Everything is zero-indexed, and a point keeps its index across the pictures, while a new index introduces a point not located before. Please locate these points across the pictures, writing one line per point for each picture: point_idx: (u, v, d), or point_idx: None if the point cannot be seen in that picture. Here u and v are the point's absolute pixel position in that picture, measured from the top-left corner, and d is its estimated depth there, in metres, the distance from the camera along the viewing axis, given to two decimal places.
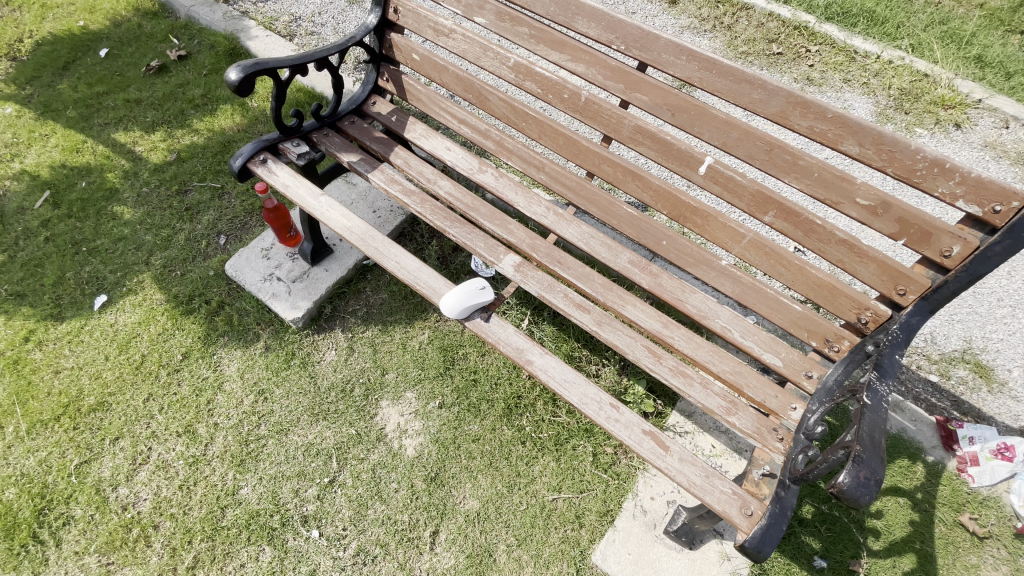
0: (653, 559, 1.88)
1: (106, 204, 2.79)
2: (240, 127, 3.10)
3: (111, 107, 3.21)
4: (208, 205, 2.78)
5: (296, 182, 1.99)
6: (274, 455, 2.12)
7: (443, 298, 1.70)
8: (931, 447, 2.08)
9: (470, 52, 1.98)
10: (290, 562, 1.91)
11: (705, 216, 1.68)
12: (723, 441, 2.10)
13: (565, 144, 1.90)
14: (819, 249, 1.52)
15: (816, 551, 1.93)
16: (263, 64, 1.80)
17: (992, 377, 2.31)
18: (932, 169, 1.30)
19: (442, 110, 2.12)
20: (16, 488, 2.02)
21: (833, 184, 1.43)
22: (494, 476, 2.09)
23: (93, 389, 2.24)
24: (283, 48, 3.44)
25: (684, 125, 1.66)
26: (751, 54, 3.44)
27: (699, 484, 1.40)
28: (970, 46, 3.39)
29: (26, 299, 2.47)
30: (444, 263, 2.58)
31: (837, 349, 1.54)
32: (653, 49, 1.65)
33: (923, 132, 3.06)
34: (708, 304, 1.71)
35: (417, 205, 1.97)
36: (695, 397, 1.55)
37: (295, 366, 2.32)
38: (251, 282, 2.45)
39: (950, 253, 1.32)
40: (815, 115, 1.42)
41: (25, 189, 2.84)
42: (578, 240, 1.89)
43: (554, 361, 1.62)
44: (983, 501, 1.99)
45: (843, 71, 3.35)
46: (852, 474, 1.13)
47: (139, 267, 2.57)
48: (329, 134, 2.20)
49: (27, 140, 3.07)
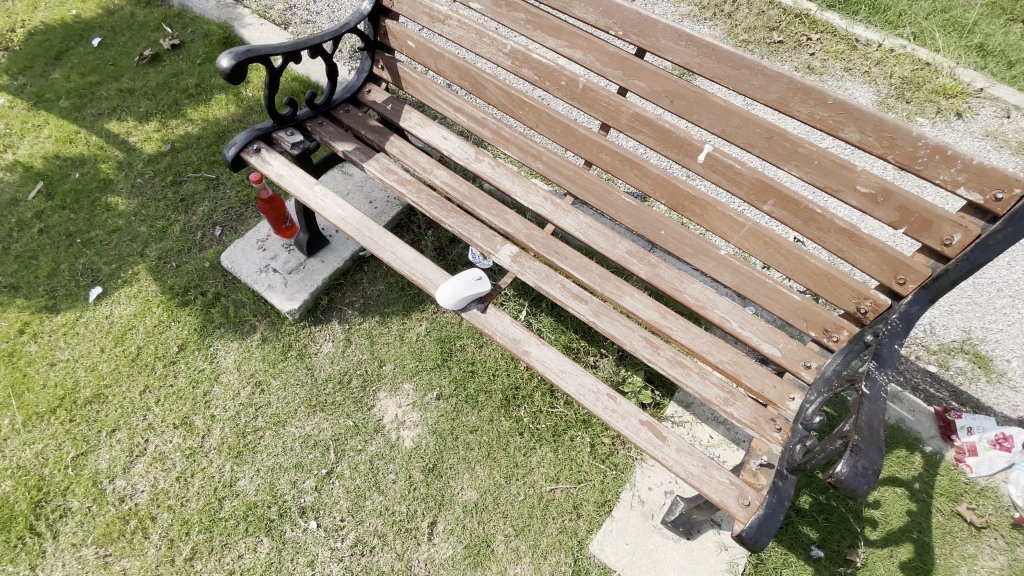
0: (650, 549, 1.88)
1: (100, 195, 2.76)
2: (234, 117, 3.06)
3: (104, 97, 3.18)
4: (203, 196, 2.76)
5: (290, 171, 1.97)
6: (271, 447, 2.11)
7: (439, 289, 1.68)
8: (929, 437, 2.08)
9: (466, 38, 1.95)
10: (288, 553, 1.91)
11: (704, 205, 1.67)
12: (721, 431, 2.10)
13: (563, 133, 1.88)
14: (818, 238, 1.51)
15: (813, 540, 1.94)
16: (255, 50, 1.77)
17: (991, 367, 2.31)
18: (934, 156, 1.28)
19: (438, 98, 2.09)
20: (13, 480, 2.01)
21: (833, 171, 1.41)
22: (493, 466, 2.09)
23: (90, 381, 2.23)
24: (277, 37, 3.40)
25: (683, 113, 1.63)
26: (752, 42, 3.40)
27: (696, 474, 1.39)
28: (973, 34, 3.35)
29: (21, 291, 2.45)
30: (442, 254, 2.56)
31: (836, 339, 1.53)
32: (652, 34, 1.63)
33: (924, 121, 3.03)
34: (706, 294, 1.70)
35: (414, 194, 1.95)
36: (692, 387, 1.54)
37: (291, 358, 2.31)
38: (247, 274, 2.43)
39: (951, 241, 1.30)
40: (815, 101, 1.40)
41: (18, 180, 2.82)
42: (575, 229, 1.87)
43: (551, 352, 1.61)
44: (981, 492, 1.99)
45: (845, 59, 3.32)
46: (850, 464, 1.12)
47: (134, 259, 2.55)
48: (324, 123, 2.18)
49: (20, 131, 3.03)
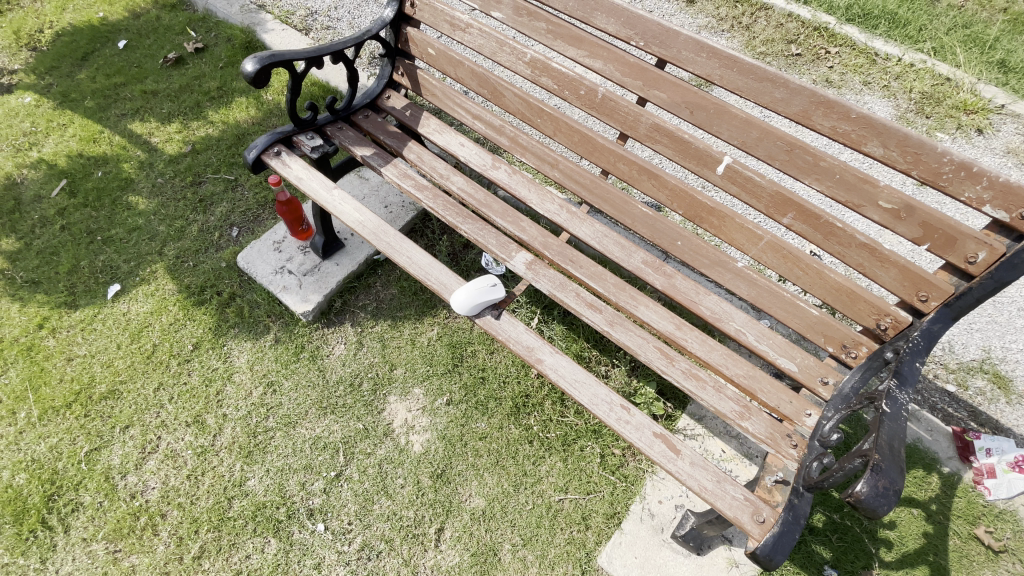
0: (659, 563, 1.86)
1: (122, 194, 2.81)
2: (254, 119, 3.11)
3: (128, 98, 3.24)
4: (222, 197, 2.79)
5: (309, 174, 1.99)
6: (281, 448, 2.12)
7: (453, 295, 1.69)
8: (947, 458, 2.03)
9: (486, 47, 1.96)
10: (295, 555, 1.91)
11: (722, 216, 1.66)
12: (734, 445, 2.07)
13: (580, 142, 1.88)
14: (838, 253, 1.49)
15: (827, 560, 1.90)
16: (279, 56, 1.79)
17: (1011, 388, 2.26)
18: (959, 172, 1.26)
19: (456, 105, 2.11)
20: (27, 473, 2.04)
21: (855, 186, 1.40)
22: (501, 474, 2.08)
23: (105, 376, 2.26)
24: (299, 43, 3.45)
25: (703, 124, 1.63)
26: (769, 55, 3.39)
27: (710, 489, 1.38)
28: (995, 50, 3.31)
29: (41, 287, 2.50)
30: (455, 259, 2.57)
31: (855, 356, 1.51)
32: (673, 45, 1.63)
33: (944, 136, 3.00)
34: (722, 306, 1.68)
35: (430, 200, 1.96)
36: (707, 400, 1.53)
37: (304, 359, 2.32)
38: (263, 275, 2.45)
39: (976, 259, 1.28)
40: (838, 115, 1.39)
41: (42, 177, 2.87)
42: (590, 238, 1.86)
43: (564, 360, 1.60)
44: (999, 515, 1.94)
45: (863, 73, 3.30)
46: (870, 484, 1.10)
47: (152, 257, 2.59)
48: (343, 128, 2.21)
49: (45, 130, 3.10)
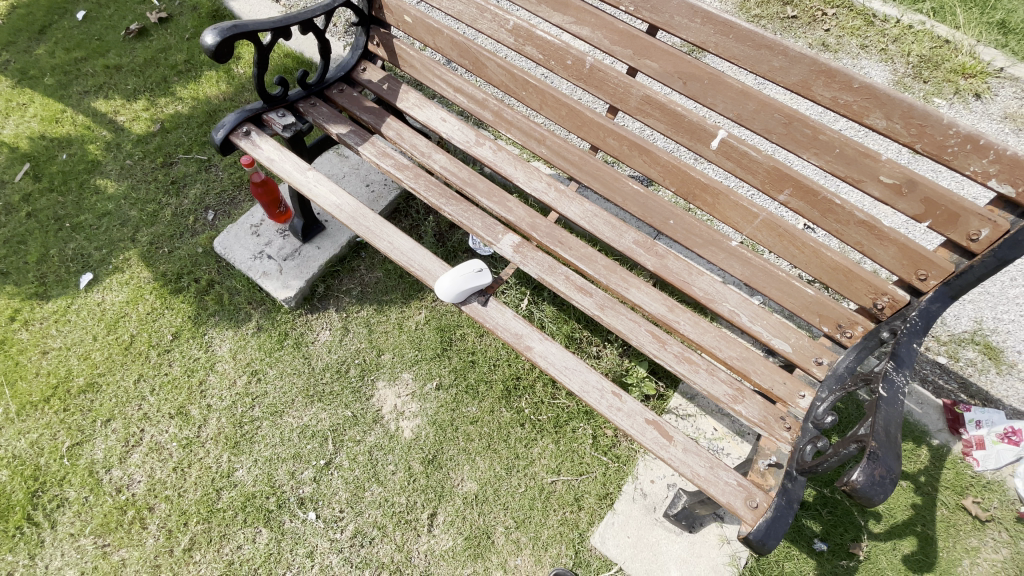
0: (652, 542, 1.86)
1: (89, 177, 2.68)
2: (226, 95, 2.95)
3: (91, 74, 3.06)
4: (195, 178, 2.68)
5: (281, 155, 1.88)
6: (269, 438, 2.08)
7: (438, 281, 1.62)
8: (936, 430, 2.05)
9: (466, 14, 1.85)
10: (287, 543, 1.90)
11: (716, 194, 1.59)
12: (725, 423, 2.07)
13: (568, 116, 1.79)
14: (836, 230, 1.44)
15: (816, 534, 1.92)
16: (243, 27, 1.67)
17: (1001, 358, 2.25)
18: (965, 145, 1.20)
19: (436, 77, 1.99)
20: (8, 470, 1.99)
21: (855, 160, 1.34)
22: (493, 458, 2.06)
23: (82, 369, 2.19)
24: (269, 11, 3.29)
25: (696, 95, 1.55)
26: (764, 18, 3.28)
27: (703, 475, 1.35)
28: (995, 10, 3.20)
29: (10, 277, 2.39)
30: (441, 240, 2.50)
31: (850, 335, 1.47)
32: (665, 10, 1.53)
33: (941, 102, 2.92)
34: (716, 287, 1.63)
35: (411, 179, 1.87)
36: (700, 384, 1.50)
37: (288, 347, 2.26)
38: (241, 260, 2.37)
39: (978, 236, 1.23)
40: (839, 85, 1.32)
41: (4, 161, 2.73)
42: (580, 218, 1.79)
43: (554, 347, 1.55)
44: (986, 485, 1.96)
45: (861, 36, 3.18)
46: (867, 472, 1.08)
47: (125, 243, 2.49)
48: (316, 104, 2.08)
49: (5, 110, 2.93)
